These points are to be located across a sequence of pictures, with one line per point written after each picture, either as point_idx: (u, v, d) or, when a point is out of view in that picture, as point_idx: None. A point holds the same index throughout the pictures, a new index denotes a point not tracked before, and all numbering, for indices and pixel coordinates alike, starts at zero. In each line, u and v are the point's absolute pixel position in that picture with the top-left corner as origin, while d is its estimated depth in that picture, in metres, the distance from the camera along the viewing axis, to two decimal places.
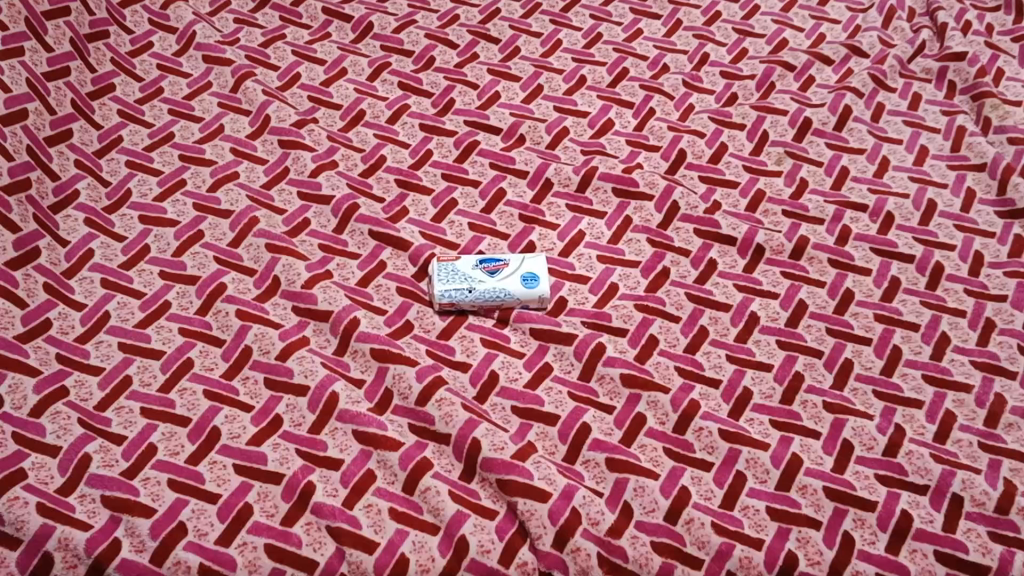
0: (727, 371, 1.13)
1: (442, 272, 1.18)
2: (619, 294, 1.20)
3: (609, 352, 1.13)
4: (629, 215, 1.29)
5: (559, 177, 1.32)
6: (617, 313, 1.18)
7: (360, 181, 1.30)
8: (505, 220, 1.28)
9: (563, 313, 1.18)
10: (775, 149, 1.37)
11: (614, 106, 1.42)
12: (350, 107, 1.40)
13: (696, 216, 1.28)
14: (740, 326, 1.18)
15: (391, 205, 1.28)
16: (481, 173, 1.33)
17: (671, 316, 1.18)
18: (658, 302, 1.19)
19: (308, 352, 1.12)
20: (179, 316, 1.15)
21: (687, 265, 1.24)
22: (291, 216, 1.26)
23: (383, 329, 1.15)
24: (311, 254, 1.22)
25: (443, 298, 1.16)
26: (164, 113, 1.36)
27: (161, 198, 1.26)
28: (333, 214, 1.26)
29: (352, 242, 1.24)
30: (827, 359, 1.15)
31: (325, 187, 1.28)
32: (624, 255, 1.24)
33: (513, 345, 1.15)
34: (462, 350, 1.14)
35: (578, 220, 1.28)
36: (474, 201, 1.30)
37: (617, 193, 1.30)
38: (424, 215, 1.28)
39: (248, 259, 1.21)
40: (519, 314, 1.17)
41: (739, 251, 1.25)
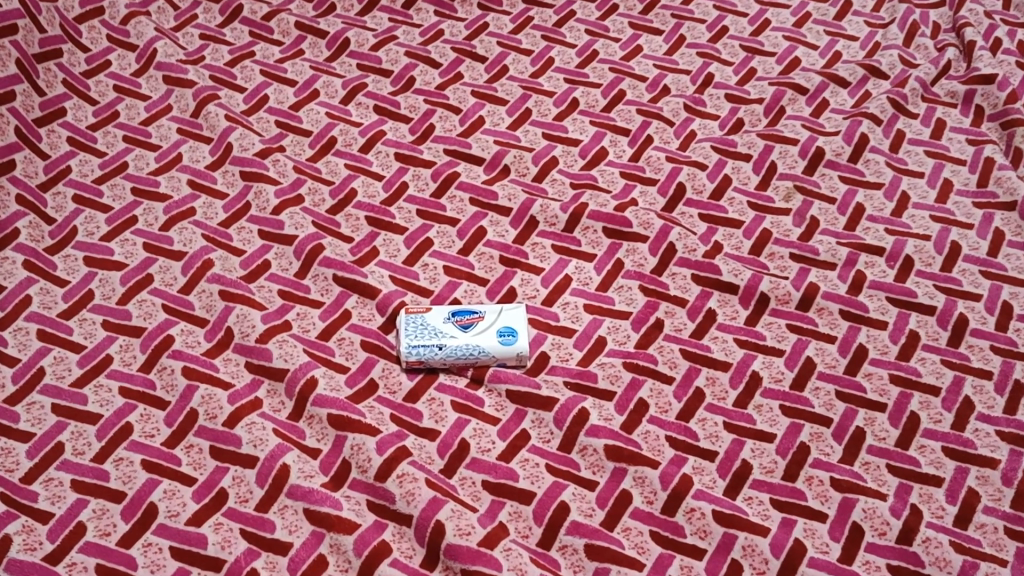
0: (724, 441, 1.02)
1: (410, 325, 1.07)
2: (606, 350, 1.09)
3: (593, 419, 1.02)
4: (620, 258, 1.17)
5: (545, 214, 1.21)
6: (603, 373, 1.06)
7: (327, 218, 1.19)
8: (485, 264, 1.16)
9: (544, 372, 1.07)
10: (783, 183, 1.25)
11: (607, 134, 1.30)
12: (321, 134, 1.29)
13: (693, 260, 1.16)
14: (740, 389, 1.06)
15: (359, 246, 1.17)
16: (460, 209, 1.21)
17: (663, 377, 1.06)
18: (649, 360, 1.07)
19: (258, 416, 1.01)
20: (120, 373, 1.04)
21: (683, 316, 1.12)
22: (249, 258, 1.15)
23: (343, 391, 1.04)
24: (269, 303, 1.11)
25: (411, 354, 1.05)
26: (118, 140, 1.26)
27: (108, 237, 1.16)
28: (296, 256, 1.15)
29: (315, 287, 1.13)
30: (836, 428, 1.03)
31: (287, 226, 1.17)
32: (614, 305, 1.13)
33: (487, 409, 1.04)
34: (430, 415, 1.03)
35: (565, 263, 1.17)
36: (451, 241, 1.18)
37: (608, 233, 1.19)
38: (395, 257, 1.17)
39: (200, 307, 1.10)
40: (494, 373, 1.06)
41: (741, 301, 1.14)
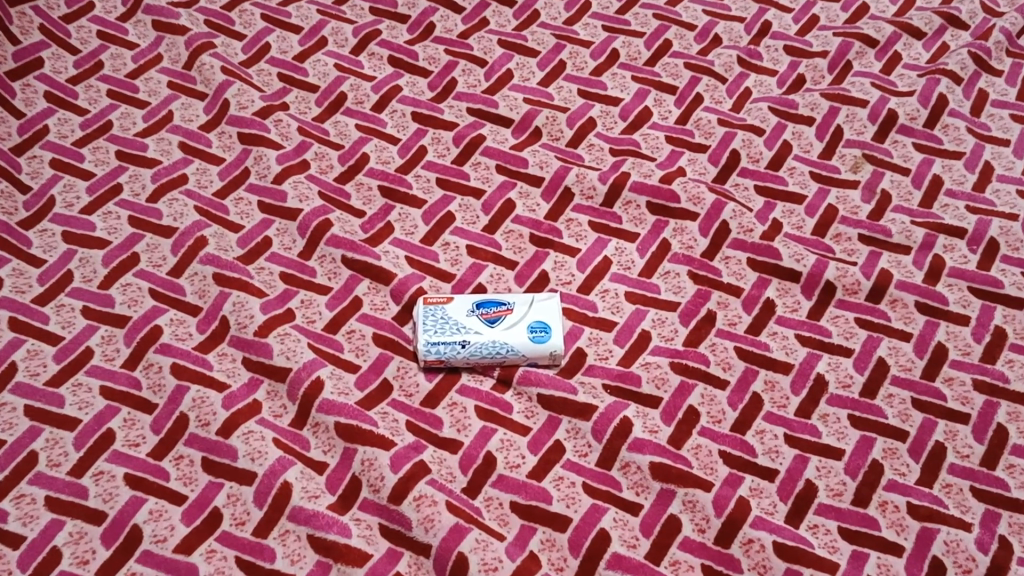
0: (786, 457, 0.90)
1: (430, 318, 0.94)
2: (650, 347, 0.96)
3: (636, 432, 0.90)
4: (666, 238, 1.03)
5: (581, 184, 1.07)
6: (647, 375, 0.94)
7: (335, 188, 1.06)
8: (513, 244, 1.03)
9: (580, 372, 0.95)
10: (850, 151, 1.11)
11: (651, 91, 1.16)
12: (329, 89, 1.15)
13: (750, 242, 1.02)
14: (803, 395, 0.94)
15: (372, 222, 1.04)
16: (485, 179, 1.08)
17: (716, 380, 0.94)
18: (699, 360, 0.95)
19: (257, 424, 0.89)
20: (102, 370, 0.92)
21: (737, 307, 0.99)
22: (247, 234, 1.02)
23: (354, 394, 0.92)
24: (269, 288, 0.98)
25: (429, 353, 0.92)
26: (101, 95, 1.12)
27: (89, 209, 1.03)
28: (300, 233, 1.02)
29: (321, 270, 1.00)
30: (913, 443, 0.91)
31: (291, 198, 1.04)
32: (659, 294, 1.00)
33: (515, 417, 0.92)
34: (452, 423, 0.91)
35: (604, 244, 1.03)
36: (476, 216, 1.05)
37: (653, 209, 1.05)
38: (413, 235, 1.03)
39: (192, 294, 0.98)
40: (524, 374, 0.93)
41: (804, 290, 1.00)
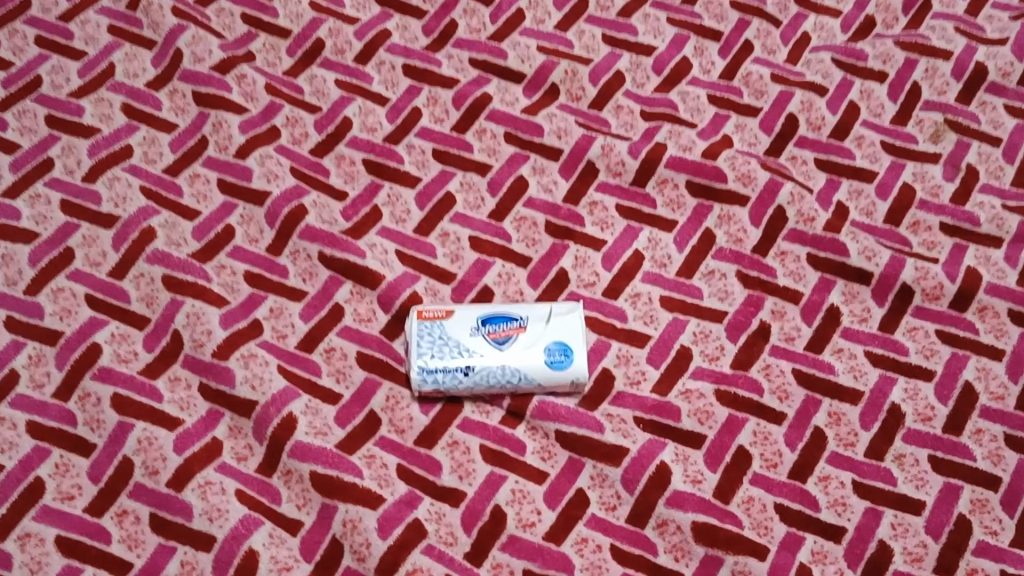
0: (854, 512, 0.75)
1: (426, 337, 0.77)
2: (692, 369, 0.80)
3: (675, 482, 0.74)
4: (710, 227, 0.86)
5: (607, 159, 0.89)
6: (688, 407, 0.78)
7: (311, 162, 0.88)
8: (526, 235, 0.86)
9: (607, 401, 0.78)
10: (929, 116, 0.92)
11: (690, 37, 0.96)
12: (303, 34, 0.95)
13: (811, 234, 0.85)
14: (874, 431, 0.78)
15: (355, 206, 0.86)
16: (491, 150, 0.89)
17: (770, 413, 0.78)
18: (750, 388, 0.78)
19: (215, 473, 0.74)
20: (29, 401, 0.76)
21: (795, 316, 0.82)
22: (204, 223, 0.84)
23: (333, 433, 0.76)
24: (230, 294, 0.81)
25: (426, 383, 0.76)
26: (29, 44, 0.94)
27: (14, 192, 0.85)
28: (269, 222, 0.84)
29: (294, 269, 0.83)
30: (1007, 493, 0.75)
31: (257, 177, 0.86)
32: (701, 299, 0.83)
33: (529, 460, 0.76)
34: (452, 469, 0.75)
35: (634, 234, 0.86)
36: (481, 198, 0.87)
37: (694, 190, 0.87)
38: (405, 223, 0.86)
39: (137, 301, 0.81)
40: (540, 406, 0.77)
41: (875, 295, 0.83)
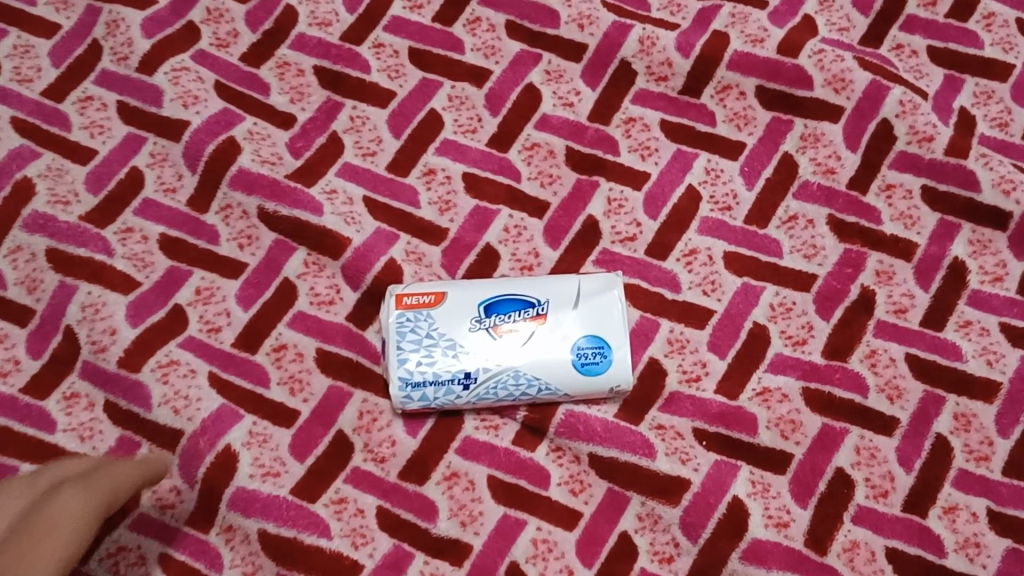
0: (991, 555, 0.56)
1: (409, 333, 0.56)
2: (770, 359, 0.59)
3: (752, 527, 0.55)
4: (789, 152, 0.63)
5: (647, 57, 0.65)
6: (767, 415, 0.58)
7: (243, 74, 0.64)
8: (540, 169, 0.63)
9: (655, 406, 0.58)
10: None
11: None
12: None
13: (927, 159, 0.63)
14: (1015, 438, 0.58)
15: (305, 135, 0.63)
16: (489, 49, 0.66)
17: (877, 421, 0.58)
18: (849, 386, 0.58)
19: (131, 533, 0.55)
20: None
21: (907, 279, 0.61)
22: (101, 167, 0.62)
23: (289, 472, 0.56)
24: (140, 271, 0.60)
25: (412, 399, 0.56)
26: None
27: None
28: (189, 166, 0.62)
29: (226, 232, 0.61)
30: None
31: (168, 99, 0.63)
32: (780, 258, 0.61)
33: (554, 494, 0.56)
34: (452, 512, 0.56)
35: (687, 163, 0.63)
36: (477, 118, 0.64)
37: (766, 100, 0.64)
38: (374, 157, 0.63)
39: (15, 286, 0.59)
40: (568, 421, 0.57)
41: (1013, 244, 0.61)
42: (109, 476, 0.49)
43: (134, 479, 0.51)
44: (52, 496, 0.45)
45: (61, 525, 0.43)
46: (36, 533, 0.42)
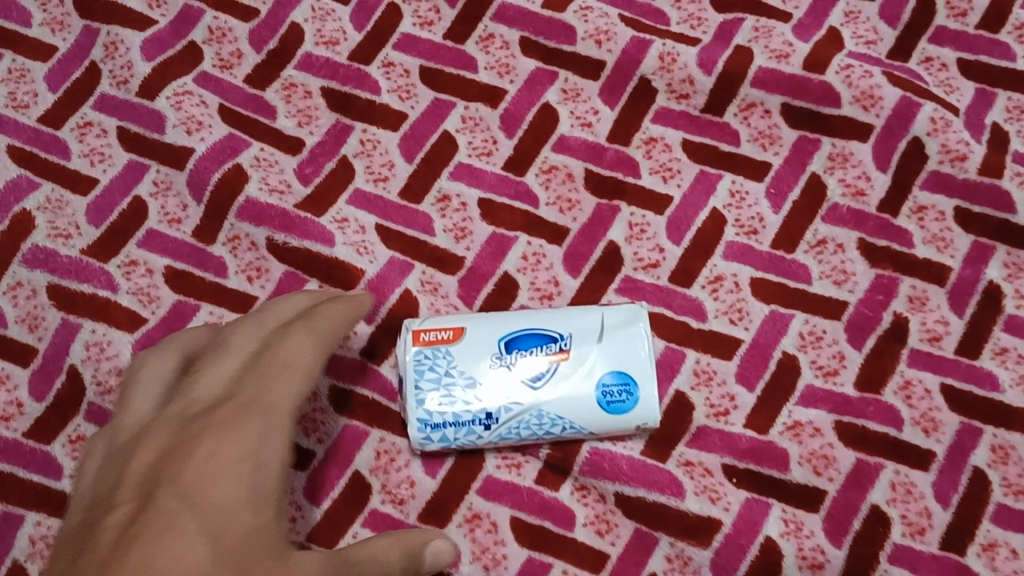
0: None
1: (427, 371, 0.54)
2: (801, 391, 0.57)
3: (787, 569, 0.54)
4: (817, 173, 0.61)
5: (668, 75, 0.63)
6: (799, 450, 0.56)
7: (248, 97, 0.62)
8: (558, 194, 0.61)
9: (682, 441, 0.56)
10: None
11: None
12: None
13: (960, 179, 0.60)
14: None
15: (314, 161, 0.61)
16: (503, 67, 0.63)
17: (911, 455, 0.56)
18: (883, 419, 0.56)
19: None
20: None
21: (940, 304, 0.59)
22: (103, 198, 0.59)
23: (305, 517, 0.55)
24: (145, 307, 0.57)
25: (432, 440, 0.54)
26: None
27: None
28: (194, 195, 0.59)
29: (234, 264, 0.59)
30: None
31: (171, 125, 0.61)
32: (809, 284, 0.59)
33: (579, 535, 0.55)
34: (474, 556, 0.54)
35: (711, 185, 0.61)
36: (493, 140, 0.62)
37: (792, 118, 0.62)
38: (387, 183, 0.61)
39: (16, 324, 0.57)
40: (593, 459, 0.56)
41: None
42: (319, 337, 0.50)
43: (349, 318, 0.52)
44: (281, 337, 0.51)
45: (295, 360, 0.49)
46: (272, 371, 0.49)
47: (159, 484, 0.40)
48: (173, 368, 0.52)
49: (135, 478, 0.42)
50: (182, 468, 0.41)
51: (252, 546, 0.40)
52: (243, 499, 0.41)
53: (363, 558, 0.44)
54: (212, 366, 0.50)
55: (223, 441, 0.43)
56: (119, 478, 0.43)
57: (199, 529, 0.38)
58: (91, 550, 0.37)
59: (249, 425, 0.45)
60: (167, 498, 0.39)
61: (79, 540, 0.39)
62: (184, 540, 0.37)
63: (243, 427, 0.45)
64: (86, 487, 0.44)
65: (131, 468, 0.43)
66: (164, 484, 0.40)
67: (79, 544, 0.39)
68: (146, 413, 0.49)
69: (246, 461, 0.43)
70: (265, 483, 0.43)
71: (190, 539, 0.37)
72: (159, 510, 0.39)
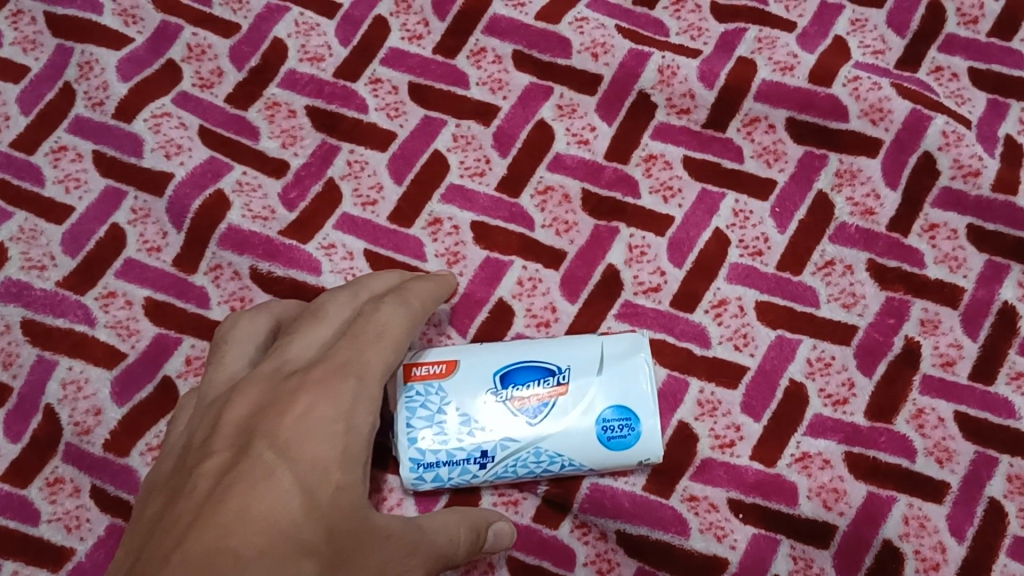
0: None
1: (419, 408, 0.51)
2: (809, 420, 0.55)
3: None
4: (823, 190, 0.59)
5: (668, 89, 0.60)
6: (808, 484, 0.54)
7: (229, 117, 0.59)
8: (554, 216, 0.58)
9: (686, 475, 0.54)
10: None
11: None
12: None
13: (973, 196, 0.58)
14: None
15: (299, 184, 0.58)
16: (496, 82, 0.61)
17: (925, 487, 0.54)
18: (895, 450, 0.54)
19: None
20: None
21: (954, 327, 0.56)
22: (79, 226, 0.57)
23: None
24: (124, 341, 0.55)
25: (425, 480, 0.51)
26: None
27: None
28: (173, 222, 0.57)
29: (217, 294, 0.56)
30: None
31: (149, 149, 0.58)
32: (816, 308, 0.57)
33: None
34: None
35: (713, 205, 0.59)
36: (486, 159, 0.59)
37: (798, 132, 0.60)
38: (376, 207, 0.58)
39: None
40: (594, 496, 0.54)
41: None
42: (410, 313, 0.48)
43: (438, 298, 0.51)
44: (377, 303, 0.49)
45: (390, 327, 0.47)
46: (368, 336, 0.46)
47: (257, 434, 0.40)
48: (268, 329, 0.50)
49: (231, 427, 0.42)
50: (278, 423, 0.41)
51: (342, 503, 0.40)
52: (335, 458, 0.41)
53: (433, 528, 0.45)
54: (306, 328, 0.48)
55: (321, 397, 0.42)
56: (217, 424, 0.43)
57: (291, 483, 0.39)
58: (187, 496, 0.38)
59: (347, 383, 0.43)
60: (261, 451, 0.39)
61: (178, 484, 0.40)
62: (278, 491, 0.38)
63: (342, 384, 0.43)
64: (191, 429, 0.45)
65: (228, 418, 0.42)
66: (259, 436, 0.40)
67: (177, 490, 0.40)
68: (244, 361, 0.48)
69: (339, 421, 0.42)
70: (360, 439, 0.42)
71: (283, 491, 0.38)
72: (253, 463, 0.39)
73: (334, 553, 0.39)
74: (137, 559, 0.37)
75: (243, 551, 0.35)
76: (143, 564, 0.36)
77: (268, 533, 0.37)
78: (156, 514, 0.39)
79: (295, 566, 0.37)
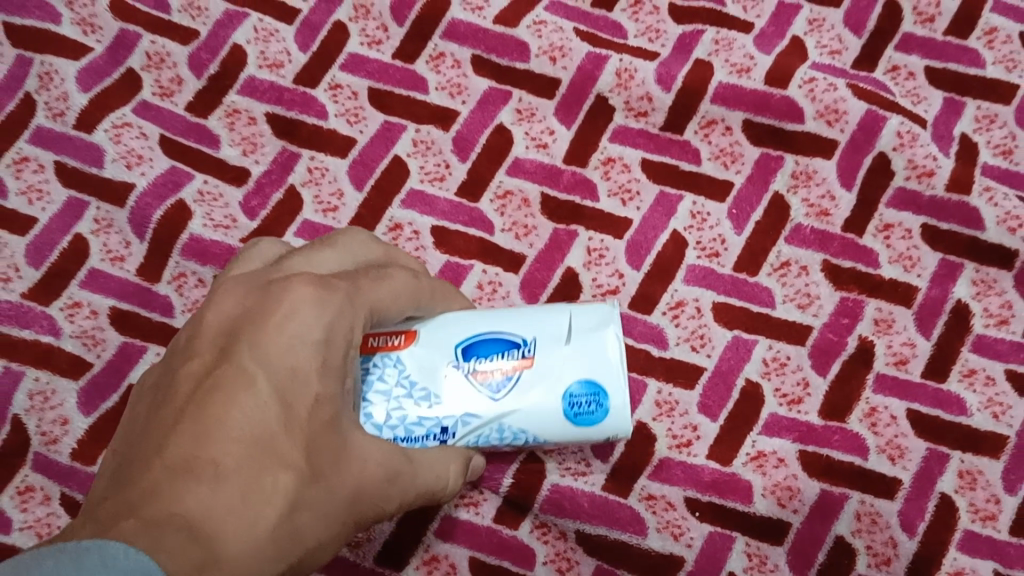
0: None
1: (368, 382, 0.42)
2: (765, 420, 0.56)
3: None
4: (780, 192, 0.59)
5: (625, 91, 0.61)
6: (762, 482, 0.55)
7: (190, 125, 0.60)
8: (514, 220, 0.59)
9: (645, 474, 0.55)
10: None
11: None
12: None
13: (926, 196, 0.59)
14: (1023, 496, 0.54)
15: (260, 192, 0.59)
16: (456, 86, 0.61)
17: (878, 483, 0.55)
18: (848, 448, 0.55)
19: None
20: None
21: (907, 325, 0.57)
22: (42, 238, 0.57)
23: None
24: (90, 350, 0.56)
25: None
26: None
27: None
28: (136, 231, 0.58)
29: (180, 303, 0.57)
30: None
31: (110, 159, 0.59)
32: (772, 308, 0.58)
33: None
34: None
35: (671, 207, 0.59)
36: (446, 164, 0.60)
37: (755, 134, 0.60)
38: (337, 214, 0.59)
39: None
40: (553, 496, 0.55)
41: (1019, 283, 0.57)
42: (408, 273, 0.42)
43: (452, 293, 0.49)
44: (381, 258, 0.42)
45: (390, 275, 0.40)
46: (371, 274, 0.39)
47: (240, 336, 0.33)
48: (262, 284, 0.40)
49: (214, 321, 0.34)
50: (264, 328, 0.33)
51: (322, 417, 0.34)
52: (314, 367, 0.33)
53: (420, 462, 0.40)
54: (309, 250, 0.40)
55: (310, 295, 0.34)
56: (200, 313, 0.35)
57: (272, 394, 0.32)
58: (165, 402, 0.32)
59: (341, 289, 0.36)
60: (240, 359, 0.32)
61: (161, 385, 0.33)
62: (257, 404, 0.32)
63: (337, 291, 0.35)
64: None
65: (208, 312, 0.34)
66: (242, 338, 0.33)
67: (159, 389, 0.33)
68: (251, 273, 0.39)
69: (320, 330, 0.34)
70: (342, 335, 0.35)
71: (264, 406, 0.32)
72: (232, 371, 0.32)
73: (314, 467, 0.33)
74: (116, 468, 0.31)
75: (220, 459, 0.30)
76: (120, 472, 0.30)
77: (249, 444, 0.31)
78: (140, 414, 0.33)
79: (272, 481, 0.31)
